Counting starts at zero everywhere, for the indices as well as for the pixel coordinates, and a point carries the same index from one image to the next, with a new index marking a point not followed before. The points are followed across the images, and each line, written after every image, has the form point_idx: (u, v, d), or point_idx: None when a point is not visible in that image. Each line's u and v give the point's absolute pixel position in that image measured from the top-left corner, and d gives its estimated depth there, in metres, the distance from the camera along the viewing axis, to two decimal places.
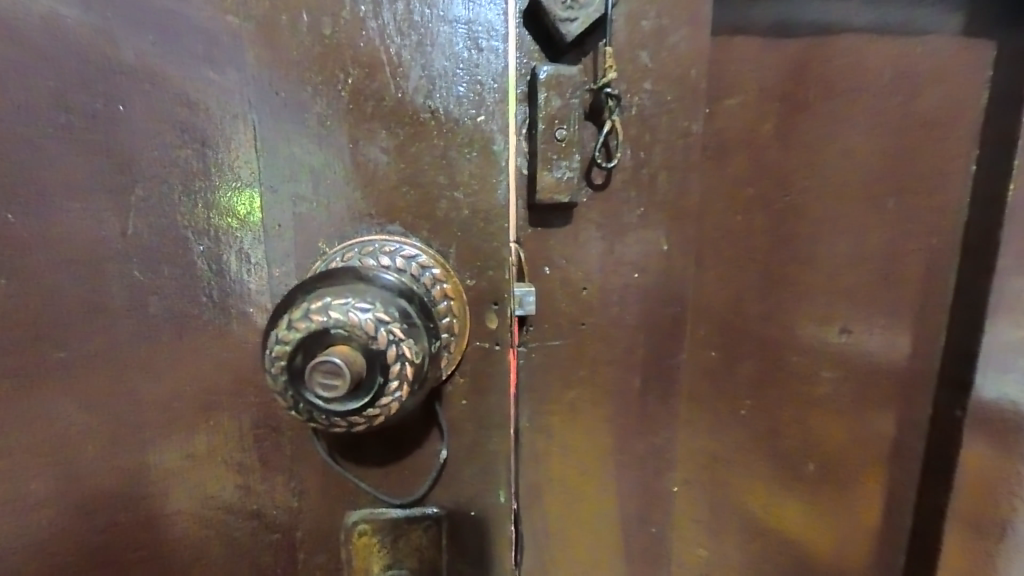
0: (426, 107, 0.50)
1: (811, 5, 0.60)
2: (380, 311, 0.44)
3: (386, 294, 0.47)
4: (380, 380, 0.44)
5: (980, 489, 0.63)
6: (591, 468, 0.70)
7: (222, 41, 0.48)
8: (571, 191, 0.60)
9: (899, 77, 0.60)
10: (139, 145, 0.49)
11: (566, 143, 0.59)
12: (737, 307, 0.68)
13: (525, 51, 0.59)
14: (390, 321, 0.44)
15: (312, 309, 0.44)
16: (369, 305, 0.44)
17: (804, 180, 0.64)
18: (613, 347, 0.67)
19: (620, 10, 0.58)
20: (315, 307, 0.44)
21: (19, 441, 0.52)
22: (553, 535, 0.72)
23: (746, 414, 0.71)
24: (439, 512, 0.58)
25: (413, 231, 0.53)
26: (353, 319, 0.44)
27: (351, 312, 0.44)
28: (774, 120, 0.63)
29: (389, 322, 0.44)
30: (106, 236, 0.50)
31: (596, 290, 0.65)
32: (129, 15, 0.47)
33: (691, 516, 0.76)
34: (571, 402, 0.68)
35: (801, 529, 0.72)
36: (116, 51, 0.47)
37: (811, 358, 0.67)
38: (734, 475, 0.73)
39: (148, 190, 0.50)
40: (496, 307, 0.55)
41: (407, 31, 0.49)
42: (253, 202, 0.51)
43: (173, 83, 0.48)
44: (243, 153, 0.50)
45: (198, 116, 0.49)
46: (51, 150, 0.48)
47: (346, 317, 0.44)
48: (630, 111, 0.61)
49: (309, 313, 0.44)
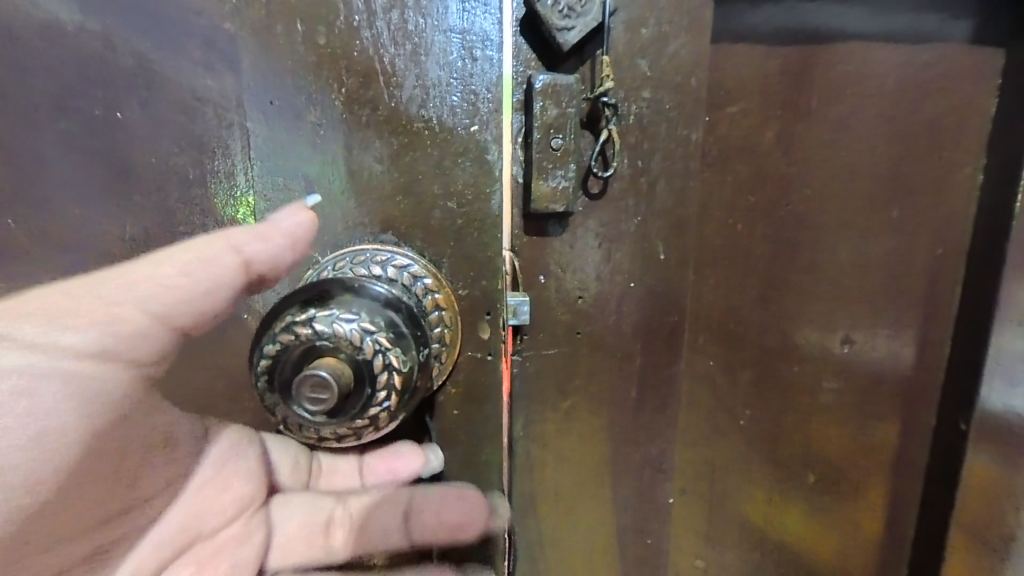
0: (420, 116, 0.50)
1: (813, 14, 0.60)
2: (366, 322, 0.45)
3: (374, 303, 0.47)
4: (369, 392, 0.44)
5: (983, 503, 0.64)
6: (588, 480, 0.68)
7: (219, 47, 0.48)
8: (567, 201, 0.58)
9: (903, 88, 0.61)
10: (138, 150, 0.49)
11: (562, 152, 0.57)
12: (735, 315, 0.67)
13: (522, 59, 0.56)
14: (376, 330, 0.45)
15: (296, 322, 0.44)
16: (354, 316, 0.45)
17: (805, 189, 0.64)
18: (608, 357, 0.65)
19: (618, 19, 0.57)
20: (300, 319, 0.44)
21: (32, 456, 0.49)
22: (549, 549, 0.69)
23: (746, 423, 0.70)
24: None
25: (406, 240, 0.53)
26: (339, 330, 0.44)
27: (337, 323, 0.44)
28: (774, 128, 0.63)
29: (375, 332, 0.45)
30: (105, 241, 0.51)
31: (592, 299, 0.63)
32: (125, 20, 0.47)
33: (690, 529, 0.74)
34: (566, 411, 0.66)
35: (802, 538, 0.72)
36: (112, 56, 0.48)
37: (810, 367, 0.67)
38: (733, 485, 0.72)
39: (144, 197, 0.50)
40: (489, 316, 0.55)
41: (401, 41, 0.49)
42: (251, 208, 0.51)
43: (170, 89, 0.49)
44: (238, 160, 0.50)
45: (193, 121, 0.50)
46: (50, 155, 0.49)
47: (332, 329, 0.44)
48: (628, 118, 0.60)
49: (294, 326, 0.44)
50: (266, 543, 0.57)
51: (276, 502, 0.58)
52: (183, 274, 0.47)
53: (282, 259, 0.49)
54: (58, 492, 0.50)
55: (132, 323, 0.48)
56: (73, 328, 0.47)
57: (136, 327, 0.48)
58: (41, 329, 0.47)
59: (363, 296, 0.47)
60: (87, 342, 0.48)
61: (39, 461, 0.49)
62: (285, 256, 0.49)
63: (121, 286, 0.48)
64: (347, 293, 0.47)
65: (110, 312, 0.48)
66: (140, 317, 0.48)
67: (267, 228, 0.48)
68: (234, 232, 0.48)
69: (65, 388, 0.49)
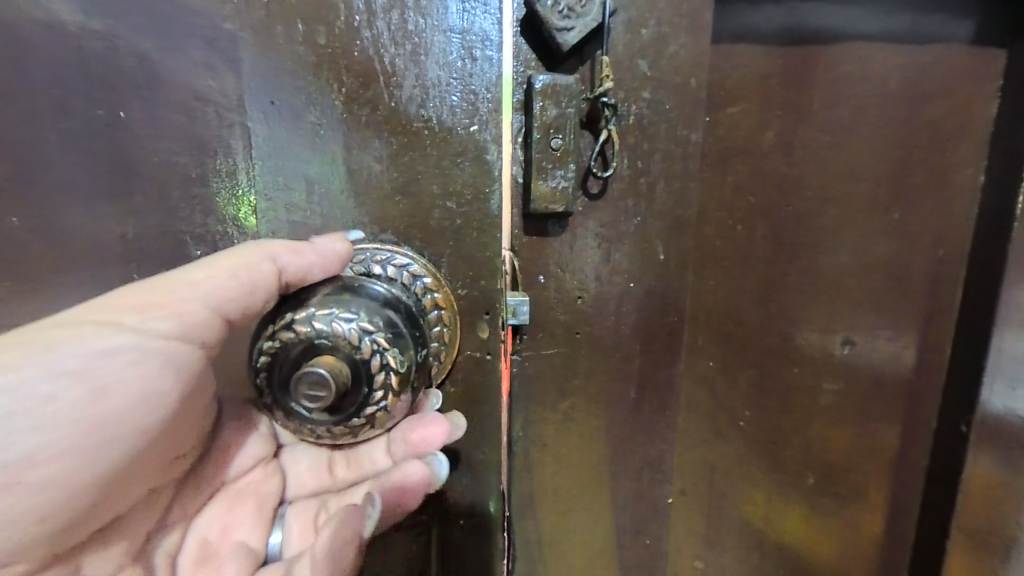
0: (420, 116, 0.51)
1: (813, 14, 0.60)
2: (364, 321, 0.45)
3: (372, 303, 0.47)
4: (366, 390, 0.45)
5: (985, 507, 0.64)
6: (587, 480, 0.68)
7: (221, 47, 0.48)
8: (567, 201, 0.58)
9: (903, 89, 0.61)
10: (140, 150, 0.50)
11: (561, 153, 0.57)
12: (736, 316, 0.67)
13: (521, 60, 0.57)
14: (374, 330, 0.45)
15: (296, 320, 0.45)
16: (353, 315, 0.45)
17: (805, 190, 0.63)
18: (607, 357, 0.65)
19: (617, 19, 0.58)
20: (299, 317, 0.45)
21: (78, 467, 0.44)
22: (548, 549, 0.69)
23: (745, 425, 0.70)
24: (429, 518, 0.59)
25: (406, 239, 0.53)
26: (337, 329, 0.44)
27: (335, 322, 0.44)
28: (775, 129, 0.63)
29: (373, 331, 0.45)
30: (108, 240, 0.51)
31: (592, 299, 0.63)
32: (127, 20, 0.47)
33: (689, 529, 0.74)
34: (565, 412, 0.66)
35: (802, 541, 0.71)
36: (115, 55, 0.48)
37: (811, 368, 0.67)
38: (734, 488, 0.72)
39: (147, 196, 0.51)
40: (488, 317, 0.55)
41: (401, 41, 0.49)
42: (252, 207, 0.52)
43: (173, 89, 0.49)
44: (240, 159, 0.51)
45: (195, 121, 0.50)
46: (53, 154, 0.49)
47: (330, 327, 0.44)
48: (628, 119, 0.60)
49: (293, 324, 0.45)
50: (282, 488, 0.55)
51: (288, 454, 0.56)
52: (230, 278, 0.45)
53: (311, 274, 0.47)
54: (102, 501, 0.46)
55: (190, 323, 0.44)
56: (141, 323, 0.43)
57: (194, 325, 0.45)
58: (121, 322, 0.43)
59: (361, 296, 0.47)
60: (137, 342, 0.43)
61: (86, 472, 0.44)
62: (318, 272, 0.48)
63: (177, 286, 0.44)
64: (347, 293, 0.47)
65: (167, 311, 0.43)
66: (196, 315, 0.44)
67: (299, 243, 0.47)
68: (274, 242, 0.47)
69: (147, 383, 0.45)
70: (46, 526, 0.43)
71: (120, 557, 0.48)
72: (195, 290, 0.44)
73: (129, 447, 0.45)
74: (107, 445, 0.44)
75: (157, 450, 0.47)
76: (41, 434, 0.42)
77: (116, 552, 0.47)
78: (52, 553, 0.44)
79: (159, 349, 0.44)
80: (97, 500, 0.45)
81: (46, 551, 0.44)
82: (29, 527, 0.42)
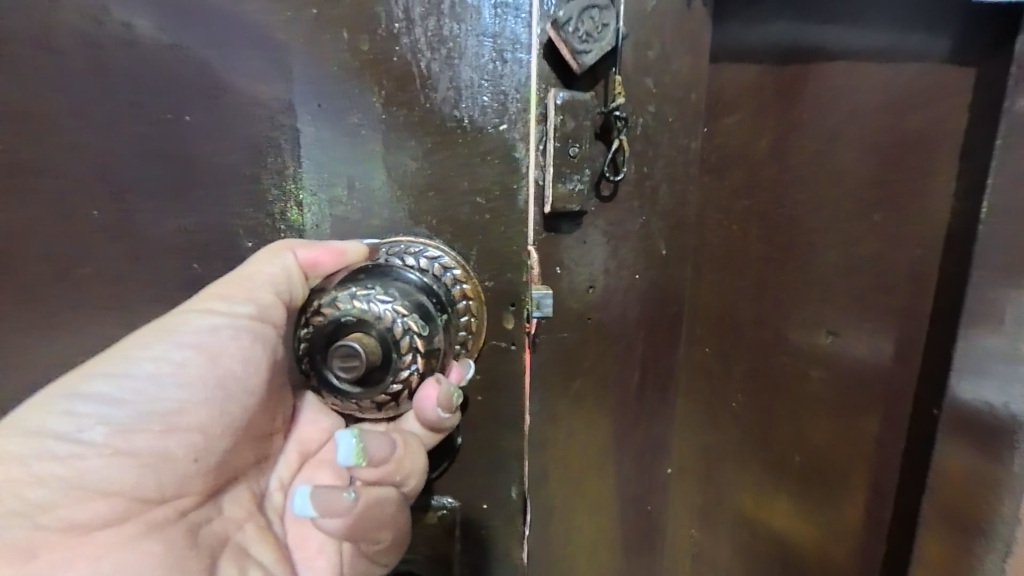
0: (453, 117, 0.57)
1: (800, 32, 0.66)
2: (380, 294, 0.51)
3: (384, 279, 0.53)
4: (394, 356, 0.50)
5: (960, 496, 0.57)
6: (598, 444, 0.77)
7: (273, 52, 0.54)
8: (581, 201, 0.66)
9: (881, 106, 0.62)
10: (202, 148, 0.56)
11: (578, 159, 0.64)
12: (731, 306, 0.78)
13: (542, 78, 0.63)
14: (390, 301, 0.51)
15: (321, 306, 0.51)
16: (369, 290, 0.51)
17: (792, 195, 0.70)
18: (616, 341, 0.74)
19: (628, 41, 0.66)
20: (324, 303, 0.51)
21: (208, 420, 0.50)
22: (558, 517, 0.77)
23: (737, 406, 0.79)
24: (453, 503, 0.65)
25: (438, 234, 0.59)
26: (357, 306, 0.50)
27: (355, 300, 0.50)
28: (767, 137, 0.71)
29: (389, 302, 0.51)
30: (170, 233, 0.57)
31: (601, 290, 0.71)
32: (192, 30, 0.53)
33: (686, 489, 0.87)
34: (576, 393, 0.73)
35: (790, 525, 0.76)
36: (181, 64, 0.54)
37: (798, 364, 0.72)
38: (723, 463, 0.82)
39: (206, 193, 0.57)
40: (512, 307, 0.61)
41: (437, 45, 0.55)
42: (299, 206, 0.58)
43: (233, 93, 0.55)
44: (289, 159, 0.57)
45: (249, 124, 0.56)
46: (127, 154, 0.55)
47: (352, 306, 0.50)
48: (635, 130, 0.69)
49: (320, 310, 0.50)
50: None
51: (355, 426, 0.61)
52: (272, 268, 0.53)
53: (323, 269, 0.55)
54: (226, 453, 0.52)
55: (265, 308, 0.52)
56: (228, 308, 0.51)
57: (269, 310, 0.53)
58: (215, 308, 0.50)
59: (374, 275, 0.53)
60: (241, 320, 0.51)
61: (216, 428, 0.50)
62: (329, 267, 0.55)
63: (242, 280, 0.52)
64: (360, 274, 0.53)
65: (246, 296, 0.51)
66: (266, 301, 0.52)
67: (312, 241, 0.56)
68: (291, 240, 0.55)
69: (250, 353, 0.52)
70: (201, 466, 0.50)
71: (247, 501, 0.55)
72: (267, 280, 0.53)
73: (246, 403, 0.52)
74: (232, 399, 0.51)
75: (263, 404, 0.54)
76: (185, 390, 0.48)
77: (242, 495, 0.55)
78: (206, 490, 0.51)
79: (249, 327, 0.52)
80: (227, 451, 0.52)
81: (204, 485, 0.51)
82: (189, 464, 0.49)
